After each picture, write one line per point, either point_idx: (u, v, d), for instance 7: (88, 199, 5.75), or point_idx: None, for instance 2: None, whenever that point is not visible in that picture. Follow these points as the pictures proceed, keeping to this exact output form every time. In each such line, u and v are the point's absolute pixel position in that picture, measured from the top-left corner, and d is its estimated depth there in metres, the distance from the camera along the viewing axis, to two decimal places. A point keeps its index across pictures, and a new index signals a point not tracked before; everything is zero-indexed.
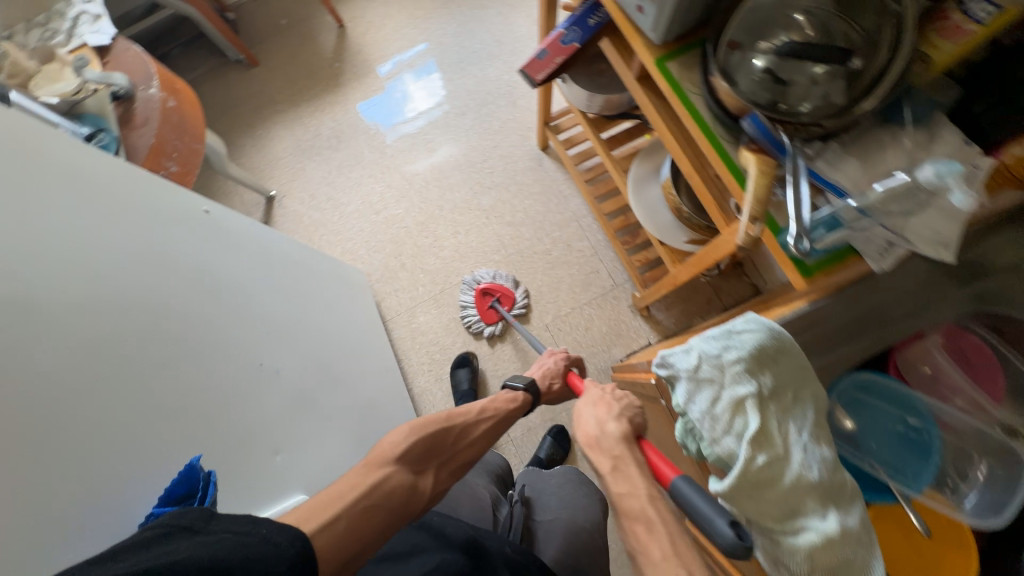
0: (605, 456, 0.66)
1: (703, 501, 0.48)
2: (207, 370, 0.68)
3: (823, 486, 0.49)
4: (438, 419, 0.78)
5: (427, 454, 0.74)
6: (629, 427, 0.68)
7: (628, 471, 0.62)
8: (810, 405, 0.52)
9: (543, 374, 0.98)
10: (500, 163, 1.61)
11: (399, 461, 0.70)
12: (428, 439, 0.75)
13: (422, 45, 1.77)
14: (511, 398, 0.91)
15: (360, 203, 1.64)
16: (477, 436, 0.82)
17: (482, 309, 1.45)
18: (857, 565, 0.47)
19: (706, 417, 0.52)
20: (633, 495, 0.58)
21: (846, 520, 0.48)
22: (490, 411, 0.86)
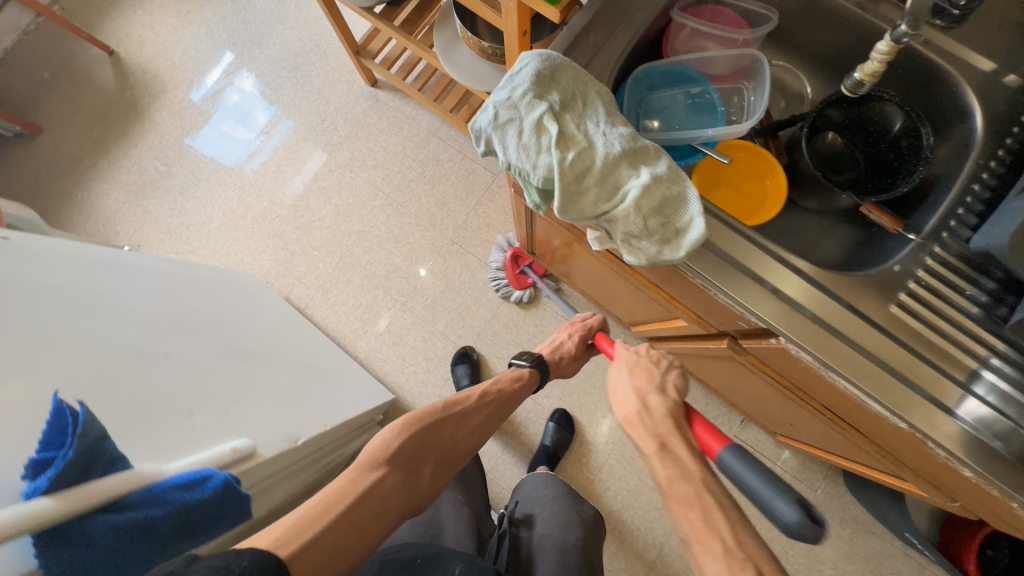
0: (650, 434, 0.65)
1: (760, 481, 0.54)
2: (75, 357, 0.64)
3: (629, 155, 0.55)
4: (434, 409, 0.79)
5: (421, 448, 0.74)
6: (675, 402, 0.69)
7: (678, 452, 0.62)
8: (599, 102, 0.58)
9: (552, 347, 0.99)
10: (340, 115, 1.58)
11: (395, 459, 0.70)
12: (422, 437, 0.74)
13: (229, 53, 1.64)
14: (517, 377, 0.92)
15: (222, 215, 1.55)
16: (475, 423, 0.82)
17: (514, 275, 1.40)
18: (676, 197, 0.54)
19: (520, 151, 0.57)
20: (685, 479, 0.59)
21: (656, 170, 0.55)
22: (491, 394, 0.87)
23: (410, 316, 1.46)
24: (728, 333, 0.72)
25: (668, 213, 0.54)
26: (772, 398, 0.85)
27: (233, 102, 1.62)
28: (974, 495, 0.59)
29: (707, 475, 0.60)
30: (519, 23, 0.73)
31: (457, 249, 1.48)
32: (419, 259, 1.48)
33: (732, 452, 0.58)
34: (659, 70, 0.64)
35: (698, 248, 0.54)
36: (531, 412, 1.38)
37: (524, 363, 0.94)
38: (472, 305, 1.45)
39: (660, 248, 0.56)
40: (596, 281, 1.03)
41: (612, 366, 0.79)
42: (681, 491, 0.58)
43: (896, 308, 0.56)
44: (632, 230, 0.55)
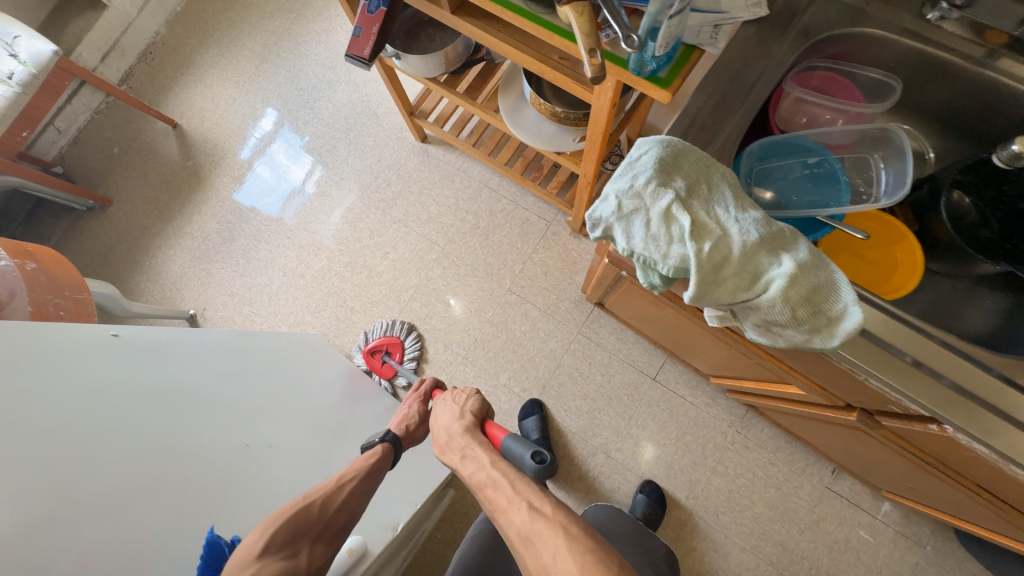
0: (455, 452, 0.76)
1: (524, 447, 0.71)
2: (189, 473, 0.68)
3: (767, 241, 0.53)
4: (296, 499, 0.68)
5: (296, 540, 0.64)
6: (470, 420, 0.80)
7: (477, 454, 0.72)
8: (725, 185, 0.56)
9: (400, 421, 0.92)
10: (392, 172, 1.61)
11: (263, 558, 0.60)
12: (296, 520, 0.65)
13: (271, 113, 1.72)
14: (372, 454, 0.81)
15: (282, 275, 1.58)
16: (347, 499, 0.71)
17: (377, 365, 1.44)
18: (827, 285, 0.51)
19: (648, 241, 0.55)
20: (480, 471, 0.70)
21: (798, 255, 0.52)
22: (355, 468, 0.76)
23: (472, 370, 1.44)
24: (858, 407, 0.68)
25: (818, 301, 0.51)
26: (902, 467, 0.78)
27: (283, 166, 1.67)
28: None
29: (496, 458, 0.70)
30: (612, 98, 0.74)
31: (515, 299, 1.47)
32: (478, 311, 1.47)
33: (507, 437, 0.74)
34: (779, 140, 0.62)
35: (854, 336, 0.51)
36: (604, 467, 1.33)
37: (377, 440, 0.84)
38: (535, 355, 1.42)
39: (809, 336, 0.52)
40: (680, 337, 0.99)
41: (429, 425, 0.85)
42: (480, 480, 0.69)
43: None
44: (776, 319, 0.53)
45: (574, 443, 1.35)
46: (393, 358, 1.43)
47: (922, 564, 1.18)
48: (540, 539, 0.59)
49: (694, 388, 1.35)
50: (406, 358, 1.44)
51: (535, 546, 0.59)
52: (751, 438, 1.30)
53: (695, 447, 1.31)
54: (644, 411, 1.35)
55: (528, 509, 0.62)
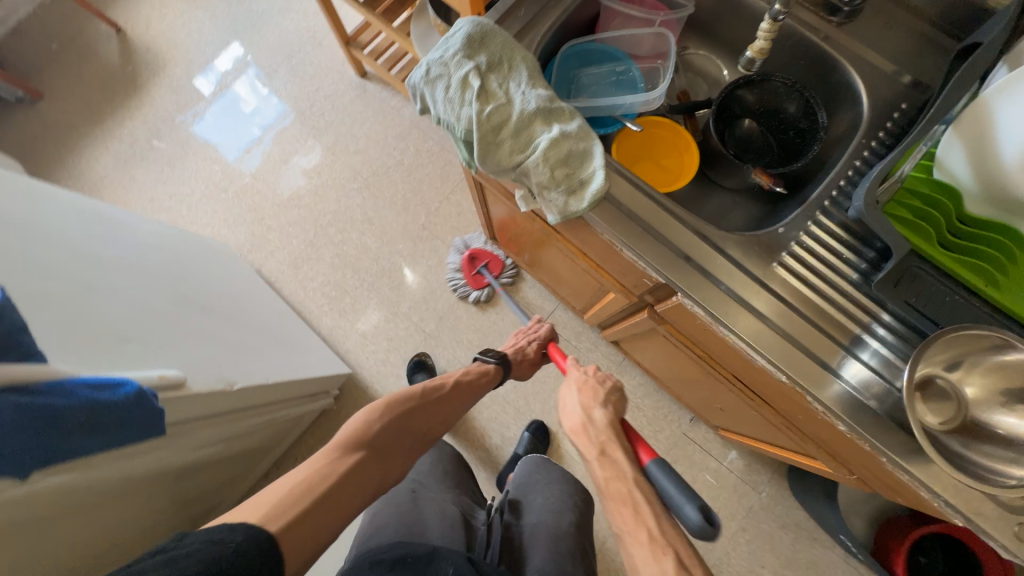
0: (592, 442, 0.68)
1: (675, 490, 0.57)
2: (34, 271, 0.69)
3: (543, 113, 0.60)
4: (414, 395, 0.83)
5: (398, 433, 0.78)
6: (614, 413, 0.73)
7: (616, 458, 0.64)
8: (523, 65, 0.63)
9: (516, 347, 1.06)
10: (327, 102, 1.65)
11: (372, 444, 0.73)
12: (403, 421, 0.79)
13: (236, 44, 1.72)
14: (483, 371, 0.98)
15: (205, 187, 1.61)
16: (446, 415, 0.88)
17: (470, 275, 1.44)
18: (582, 152, 0.59)
19: (447, 105, 0.62)
20: (620, 480, 0.61)
21: (567, 127, 0.59)
22: (465, 382, 0.93)
23: (376, 296, 1.49)
24: (647, 303, 0.76)
25: (573, 166, 0.59)
26: (698, 378, 0.88)
27: (222, 84, 1.69)
28: (864, 463, 0.61)
29: (642, 479, 0.62)
30: None
31: (427, 235, 1.52)
32: (390, 243, 1.53)
33: (654, 462, 0.62)
34: (577, 50, 0.69)
35: (600, 199, 0.59)
36: (485, 398, 1.40)
37: (491, 359, 1.00)
38: (437, 289, 1.48)
39: (568, 200, 0.60)
40: (544, 262, 1.07)
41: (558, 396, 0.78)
42: (616, 491, 0.60)
43: (780, 266, 0.61)
44: (542, 182, 0.60)
45: (461, 373, 1.42)
46: (490, 272, 1.44)
47: (755, 508, 1.28)
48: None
49: (579, 334, 1.43)
50: (501, 277, 1.45)
51: None
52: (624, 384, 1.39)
53: None
54: None
55: (676, 563, 0.52)
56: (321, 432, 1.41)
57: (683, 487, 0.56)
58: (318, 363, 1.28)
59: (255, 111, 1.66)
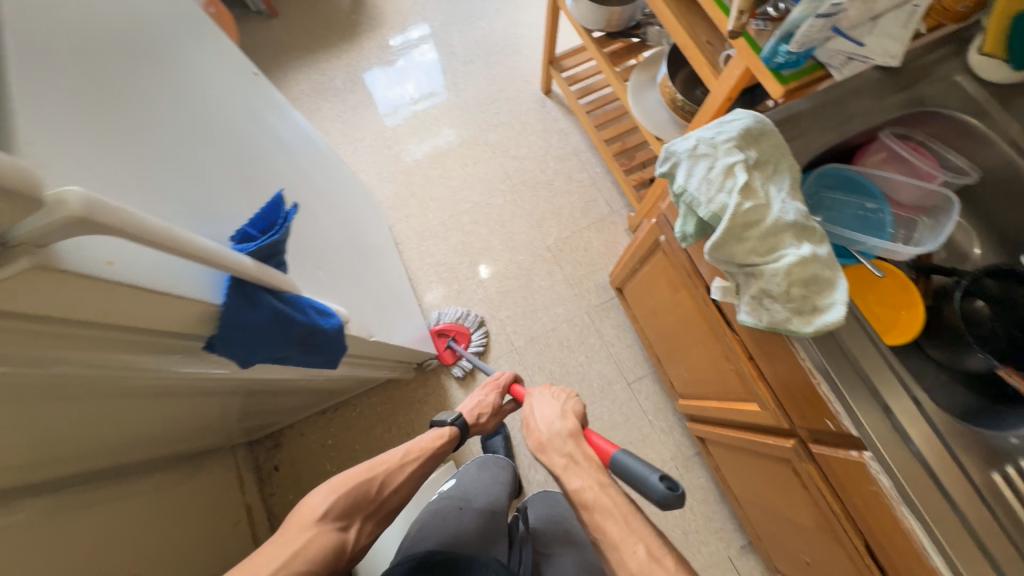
0: (558, 455, 0.78)
1: (641, 465, 0.65)
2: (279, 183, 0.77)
3: (796, 227, 0.60)
4: (360, 471, 0.84)
5: (351, 508, 0.79)
6: (574, 421, 0.80)
7: (582, 464, 0.75)
8: (788, 174, 0.63)
9: (476, 409, 1.00)
10: (505, 105, 1.74)
11: (323, 520, 0.76)
12: (351, 495, 0.80)
13: (417, 24, 1.89)
14: (439, 436, 0.94)
15: (373, 138, 1.74)
16: (401, 481, 0.87)
17: (441, 349, 1.45)
18: (826, 280, 0.58)
19: (702, 183, 0.64)
20: (587, 489, 0.72)
21: (817, 249, 0.59)
22: (416, 452, 0.90)
23: (481, 293, 1.53)
24: (798, 435, 0.73)
25: (812, 289, 0.58)
26: (804, 525, 0.83)
27: (421, 59, 1.84)
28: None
29: (604, 481, 0.73)
30: (727, 91, 0.79)
31: (549, 257, 1.55)
32: (512, 251, 1.57)
33: (621, 452, 0.69)
34: (842, 173, 0.69)
35: (828, 331, 0.57)
36: None
37: (445, 421, 0.95)
38: (539, 310, 1.50)
39: (790, 316, 0.60)
40: (674, 337, 1.06)
41: (523, 416, 0.86)
42: (587, 498, 0.71)
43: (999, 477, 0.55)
44: (771, 290, 0.60)
45: None
46: (458, 346, 1.45)
47: None
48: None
49: (658, 410, 1.39)
50: (471, 348, 1.45)
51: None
52: (685, 479, 1.33)
53: None
54: (605, 406, 1.40)
55: (648, 554, 0.65)
56: (386, 396, 1.46)
57: (647, 462, 0.64)
58: (417, 335, 1.33)
59: (415, 85, 1.80)
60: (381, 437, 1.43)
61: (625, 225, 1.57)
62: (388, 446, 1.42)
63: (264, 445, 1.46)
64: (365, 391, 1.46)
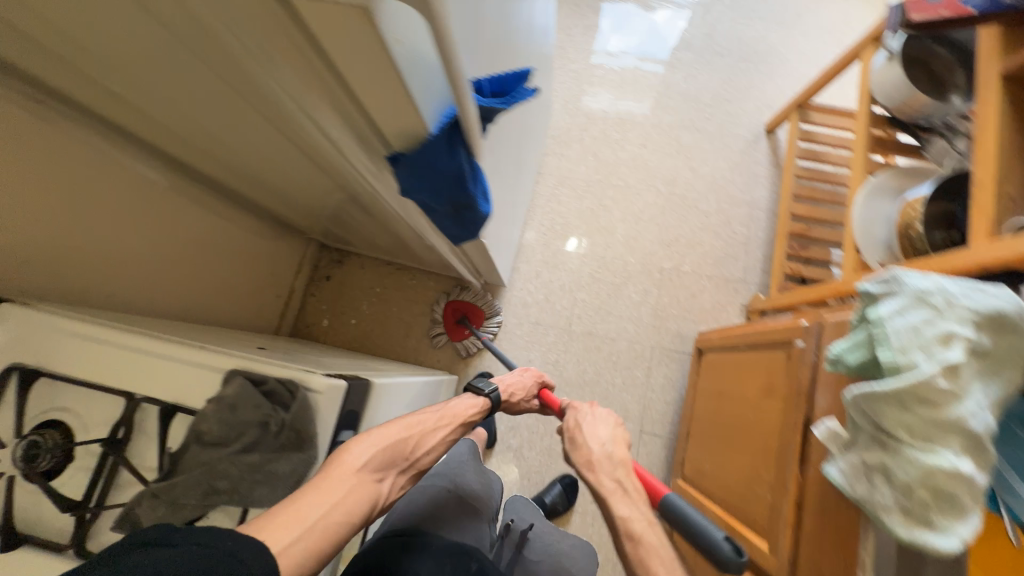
0: (606, 476, 0.75)
1: (704, 522, 0.63)
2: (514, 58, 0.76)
3: (972, 438, 0.52)
4: (399, 426, 0.66)
5: (389, 464, 0.62)
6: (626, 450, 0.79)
7: (633, 495, 0.72)
8: (1004, 383, 0.54)
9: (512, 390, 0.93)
10: (720, 116, 1.59)
11: (363, 472, 0.58)
12: (390, 448, 0.62)
13: None
14: (473, 405, 0.81)
15: (582, 66, 1.67)
16: (433, 445, 0.71)
17: (451, 326, 1.45)
18: (959, 505, 0.51)
19: (906, 330, 0.56)
20: (638, 521, 0.69)
21: (976, 473, 0.51)
22: (449, 416, 0.77)
23: (574, 264, 1.50)
24: None
25: (938, 502, 0.51)
26: None
27: (668, 27, 1.68)
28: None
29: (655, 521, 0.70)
30: (994, 263, 0.66)
31: (656, 278, 1.48)
32: (627, 249, 1.50)
33: (673, 494, 0.68)
34: None
35: (919, 548, 0.52)
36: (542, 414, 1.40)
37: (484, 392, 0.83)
38: (612, 316, 1.46)
39: (890, 507, 0.54)
40: (724, 430, 0.99)
41: (566, 428, 0.84)
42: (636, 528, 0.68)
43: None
44: (892, 472, 0.54)
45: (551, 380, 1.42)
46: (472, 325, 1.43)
47: None
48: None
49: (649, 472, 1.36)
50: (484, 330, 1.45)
51: None
52: None
53: None
54: None
55: None
56: (441, 288, 1.51)
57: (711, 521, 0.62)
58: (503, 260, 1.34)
59: (644, 42, 1.66)
60: (416, 317, 1.50)
61: (745, 300, 1.45)
62: (416, 328, 1.49)
63: (329, 255, 1.57)
64: (429, 273, 1.52)
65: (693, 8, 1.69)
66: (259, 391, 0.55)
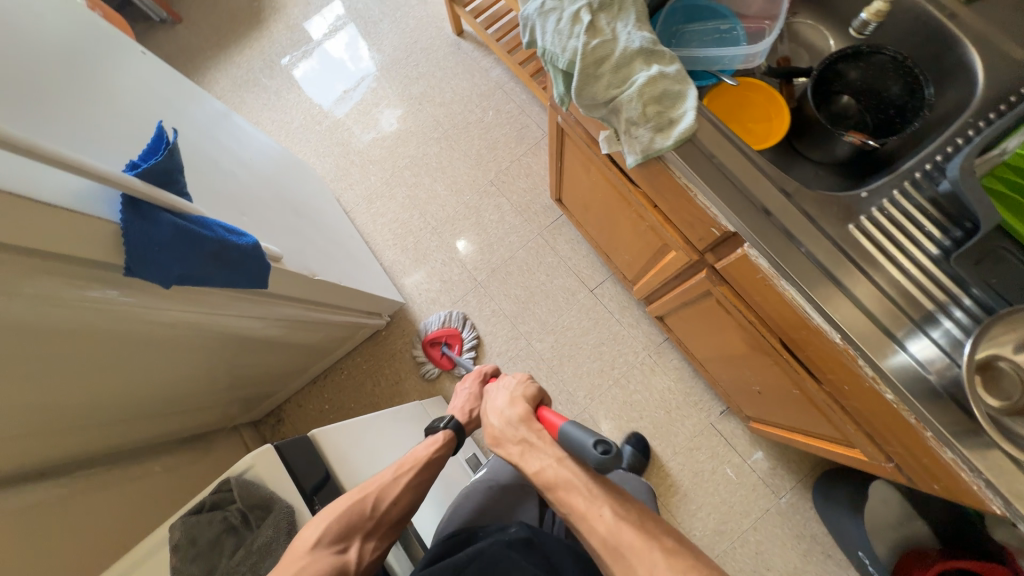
0: (511, 441, 0.79)
1: (580, 434, 0.65)
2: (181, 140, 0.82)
3: (644, 53, 0.64)
4: (347, 494, 0.63)
5: (342, 539, 0.58)
6: (522, 407, 0.82)
7: (539, 446, 0.75)
8: (632, 9, 0.66)
9: (464, 405, 0.96)
10: (422, 54, 1.75)
11: (309, 557, 0.55)
12: (345, 517, 0.59)
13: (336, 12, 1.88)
14: (433, 441, 0.76)
15: (303, 118, 1.77)
16: (401, 497, 0.66)
17: (436, 357, 1.46)
18: (676, 93, 0.62)
19: (555, 35, 0.66)
20: (548, 466, 0.71)
21: (666, 67, 0.63)
22: (411, 461, 0.71)
23: (437, 240, 1.59)
24: (709, 264, 0.79)
25: (665, 105, 0.62)
26: (743, 351, 0.89)
27: (352, 54, 1.81)
28: (921, 461, 0.61)
29: (562, 456, 0.72)
30: None
31: (494, 191, 1.60)
32: (457, 193, 1.62)
33: (568, 423, 0.68)
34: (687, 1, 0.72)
35: (685, 141, 0.62)
36: (522, 350, 1.46)
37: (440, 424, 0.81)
38: (494, 242, 1.56)
39: (653, 137, 0.63)
40: (606, 221, 1.10)
41: (482, 409, 0.89)
42: (551, 477, 0.70)
43: (855, 229, 0.60)
44: (632, 117, 0.64)
45: (504, 324, 1.49)
46: (451, 349, 1.45)
47: (772, 511, 1.28)
48: (633, 552, 0.61)
49: (624, 308, 1.46)
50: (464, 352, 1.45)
51: (627, 559, 0.60)
52: (660, 364, 1.40)
53: (607, 356, 1.43)
54: (574, 315, 1.47)
55: (612, 515, 0.64)
56: (369, 354, 1.53)
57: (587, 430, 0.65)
58: (379, 285, 1.39)
59: (350, 70, 1.79)
60: (372, 392, 1.49)
61: None
62: (380, 399, 1.48)
63: (268, 423, 1.53)
64: (348, 353, 1.53)
65: (354, 25, 1.84)
66: (205, 512, 0.59)
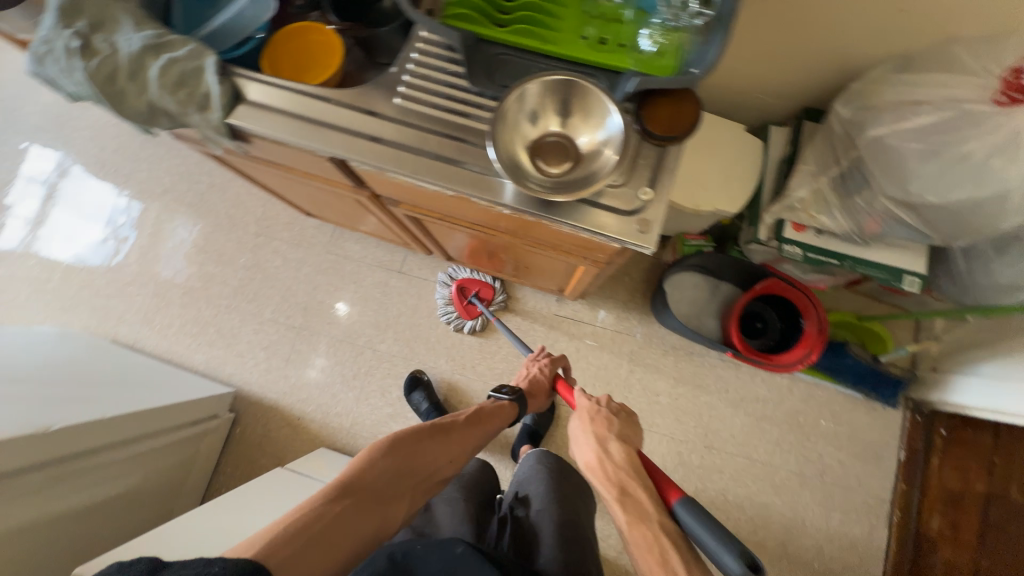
0: (608, 481, 0.74)
1: (708, 533, 0.61)
2: None
3: (152, 49, 0.63)
4: (418, 431, 0.81)
5: (401, 474, 0.76)
6: (631, 455, 0.77)
7: (637, 497, 0.70)
8: (119, 14, 0.64)
9: (526, 379, 1.04)
10: (117, 156, 1.62)
11: (373, 484, 0.73)
12: (405, 462, 0.77)
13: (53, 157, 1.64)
14: (498, 408, 0.94)
15: (27, 284, 1.56)
16: (456, 448, 0.85)
17: (462, 306, 1.43)
18: (198, 72, 0.63)
19: (59, 73, 0.63)
20: (637, 519, 0.67)
21: (175, 52, 0.63)
22: (472, 417, 0.90)
23: (238, 314, 1.51)
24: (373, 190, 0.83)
25: (194, 87, 0.64)
26: (472, 242, 0.96)
27: (48, 194, 1.62)
28: (575, 241, 0.71)
29: (661, 519, 0.68)
30: None
31: (264, 240, 1.56)
32: (231, 262, 1.55)
33: (688, 508, 0.66)
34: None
35: (234, 110, 0.66)
36: (372, 359, 1.46)
37: (505, 396, 0.97)
38: (292, 284, 1.52)
39: (208, 118, 0.66)
40: (325, 203, 1.11)
41: (569, 436, 0.85)
42: (635, 530, 0.66)
43: (401, 101, 0.64)
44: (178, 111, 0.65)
45: (344, 346, 1.47)
46: (480, 299, 1.42)
47: (636, 350, 1.41)
48: None
49: (435, 268, 1.51)
50: (493, 303, 1.43)
51: None
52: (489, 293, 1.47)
53: (445, 315, 1.47)
54: (398, 300, 1.49)
55: None
56: (235, 459, 1.41)
57: (719, 535, 0.59)
58: (188, 390, 1.30)
59: (99, 211, 1.60)
60: None
61: None
62: None
63: None
64: (216, 472, 1.40)
65: (78, 162, 1.63)
66: None
